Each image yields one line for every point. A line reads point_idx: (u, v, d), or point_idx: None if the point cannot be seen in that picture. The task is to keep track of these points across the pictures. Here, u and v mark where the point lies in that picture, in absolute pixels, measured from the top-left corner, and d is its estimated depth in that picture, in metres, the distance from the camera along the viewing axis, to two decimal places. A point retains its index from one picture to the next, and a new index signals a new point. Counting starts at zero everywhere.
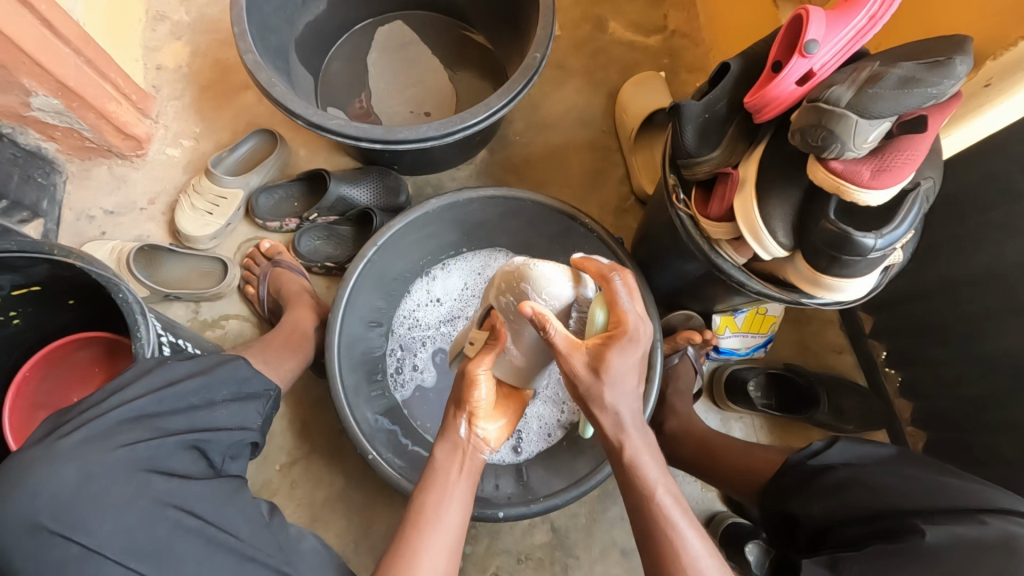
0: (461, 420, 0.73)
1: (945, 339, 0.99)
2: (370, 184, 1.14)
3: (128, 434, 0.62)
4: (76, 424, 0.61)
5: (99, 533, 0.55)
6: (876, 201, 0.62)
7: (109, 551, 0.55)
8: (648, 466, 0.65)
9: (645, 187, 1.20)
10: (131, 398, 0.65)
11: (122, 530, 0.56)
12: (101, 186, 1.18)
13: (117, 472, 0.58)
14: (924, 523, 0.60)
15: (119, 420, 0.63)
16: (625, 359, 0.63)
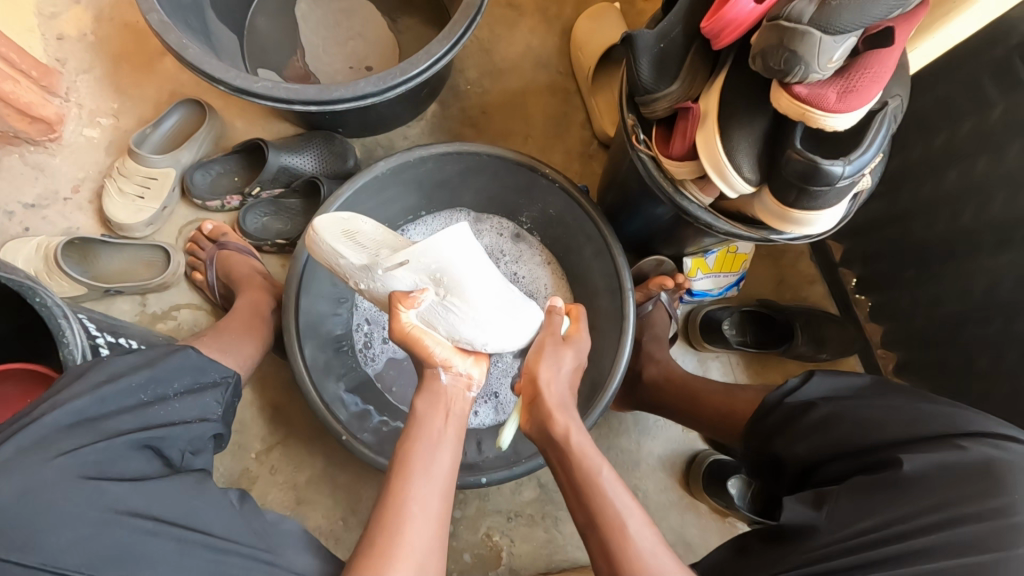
0: (439, 368, 0.68)
1: (913, 260, 0.99)
2: (313, 151, 1.06)
3: (68, 441, 0.56)
4: (5, 434, 0.54)
5: (46, 548, 0.50)
6: (843, 125, 0.59)
7: (63, 564, 0.50)
8: (588, 448, 0.65)
9: (607, 129, 1.15)
10: (68, 400, 0.59)
11: (80, 540, 0.51)
12: (17, 177, 1.07)
13: (58, 481, 0.52)
14: (904, 455, 0.63)
15: (57, 426, 0.56)
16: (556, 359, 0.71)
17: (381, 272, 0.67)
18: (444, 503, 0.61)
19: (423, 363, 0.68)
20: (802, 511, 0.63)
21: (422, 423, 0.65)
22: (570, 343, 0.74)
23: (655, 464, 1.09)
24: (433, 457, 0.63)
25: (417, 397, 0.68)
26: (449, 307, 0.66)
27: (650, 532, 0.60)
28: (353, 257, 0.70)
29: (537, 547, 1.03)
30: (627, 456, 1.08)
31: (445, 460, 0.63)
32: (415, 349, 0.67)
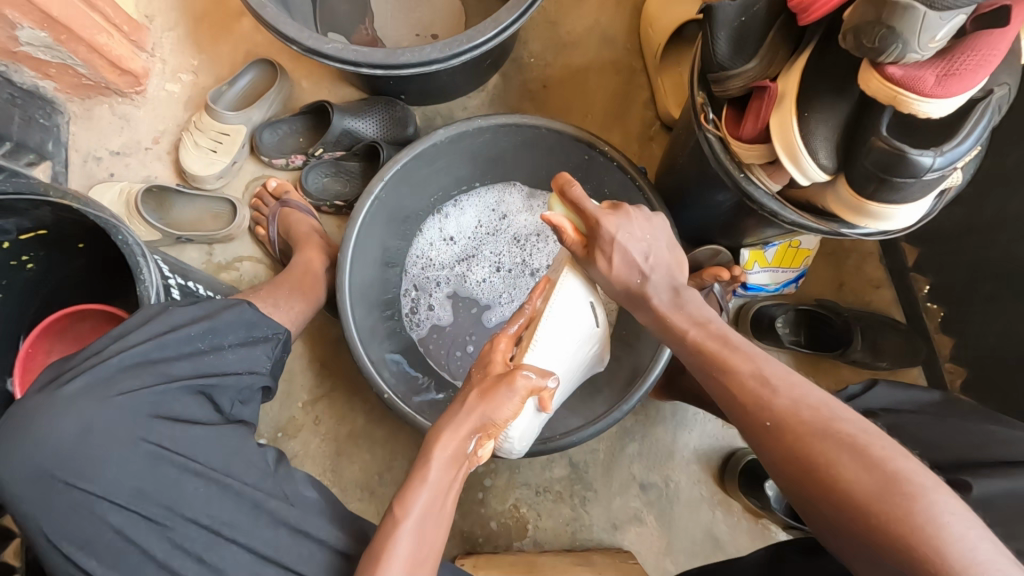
0: (473, 435, 0.64)
1: (999, 271, 0.91)
2: (376, 116, 1.08)
3: (131, 381, 0.60)
4: (76, 371, 0.60)
5: (105, 477, 0.57)
6: (938, 112, 0.54)
7: (117, 493, 0.57)
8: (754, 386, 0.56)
9: (671, 111, 1.11)
10: (134, 343, 0.62)
11: (129, 474, 0.57)
12: (105, 126, 1.14)
13: (117, 418, 0.58)
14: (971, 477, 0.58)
15: (121, 366, 0.61)
16: (634, 228, 0.67)
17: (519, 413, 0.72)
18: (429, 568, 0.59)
19: (478, 425, 0.63)
20: None
21: (426, 469, 0.61)
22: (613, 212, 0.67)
23: (689, 457, 1.07)
24: (419, 539, 0.58)
25: (435, 447, 0.61)
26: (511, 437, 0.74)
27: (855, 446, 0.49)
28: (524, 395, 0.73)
29: (561, 524, 1.04)
30: (662, 446, 1.07)
31: (433, 536, 0.60)
32: (491, 404, 0.63)
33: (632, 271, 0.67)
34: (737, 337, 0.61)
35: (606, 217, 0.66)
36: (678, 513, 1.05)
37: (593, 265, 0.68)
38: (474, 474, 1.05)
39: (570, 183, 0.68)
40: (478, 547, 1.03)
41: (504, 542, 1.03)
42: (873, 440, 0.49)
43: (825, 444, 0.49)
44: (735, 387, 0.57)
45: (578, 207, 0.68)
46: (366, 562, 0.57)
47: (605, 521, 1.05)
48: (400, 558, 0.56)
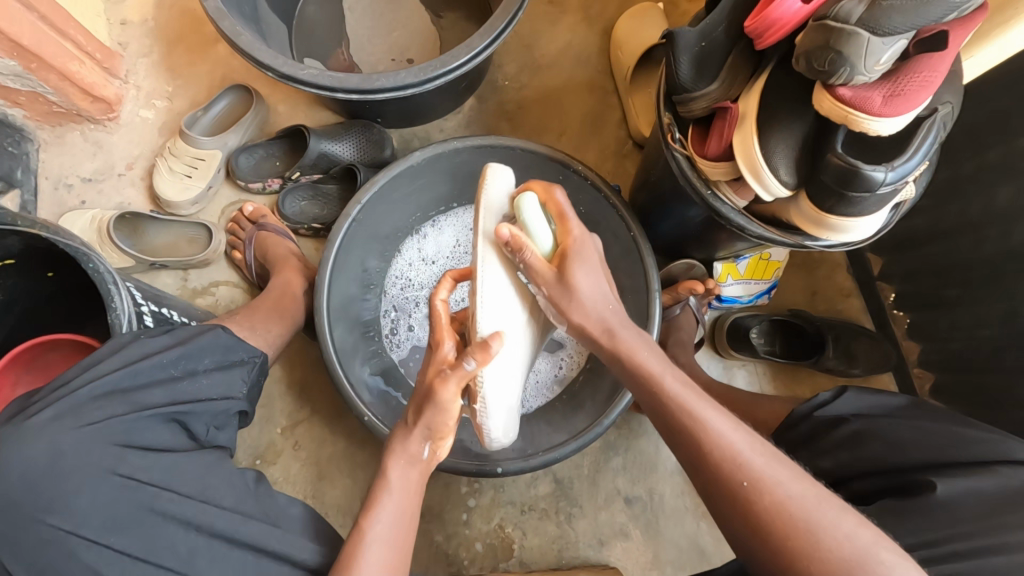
0: (426, 440, 0.63)
1: (958, 278, 0.95)
2: (352, 139, 1.09)
3: (100, 411, 0.59)
4: (43, 403, 0.58)
5: (74, 513, 0.54)
6: (888, 130, 0.57)
7: (86, 528, 0.54)
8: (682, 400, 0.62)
9: (642, 129, 1.14)
10: (104, 373, 0.61)
11: (100, 507, 0.55)
12: (77, 153, 1.13)
13: (84, 451, 0.56)
14: (936, 477, 0.61)
15: (90, 396, 0.59)
16: (594, 269, 0.66)
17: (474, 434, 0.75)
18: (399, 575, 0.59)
19: (428, 428, 0.62)
20: None
21: (389, 479, 0.62)
22: (575, 263, 0.64)
23: (672, 469, 1.07)
24: (385, 542, 0.59)
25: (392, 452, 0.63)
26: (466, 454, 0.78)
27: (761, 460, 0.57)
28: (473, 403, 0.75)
29: (547, 542, 1.04)
30: (645, 459, 1.08)
31: (399, 540, 0.60)
32: (432, 412, 0.61)
33: (597, 293, 0.65)
34: (725, 424, 0.59)
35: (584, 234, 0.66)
36: (664, 526, 1.05)
37: (566, 281, 0.64)
38: (459, 494, 1.04)
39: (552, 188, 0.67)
40: (464, 569, 1.02)
41: (490, 562, 1.02)
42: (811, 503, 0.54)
43: (785, 532, 0.53)
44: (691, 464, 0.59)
45: (559, 217, 0.66)
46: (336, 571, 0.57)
47: (591, 537, 1.04)
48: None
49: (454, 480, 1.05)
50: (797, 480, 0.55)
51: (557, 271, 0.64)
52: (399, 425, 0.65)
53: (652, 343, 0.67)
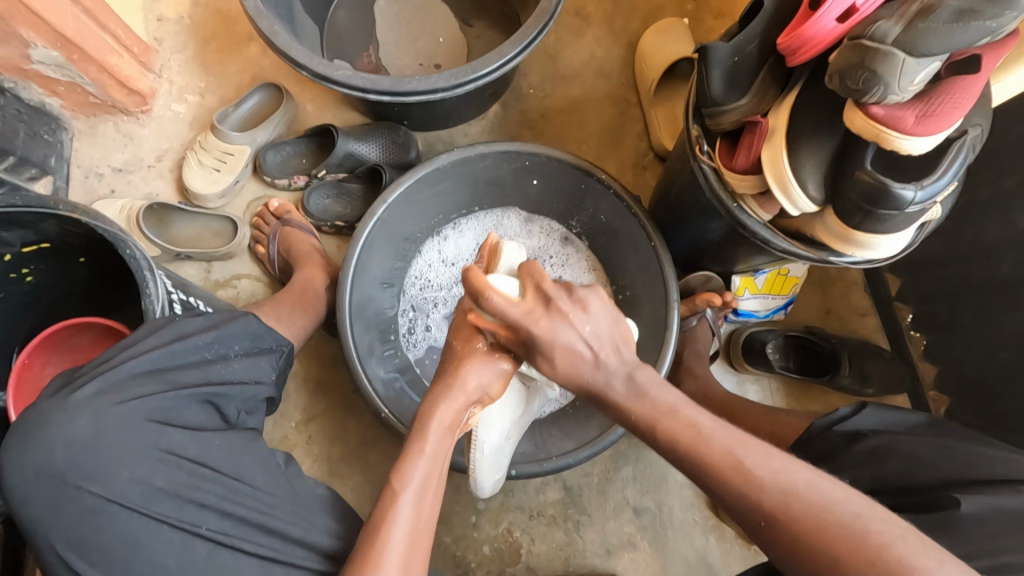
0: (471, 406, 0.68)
1: (977, 300, 0.95)
2: (379, 140, 1.11)
3: (140, 387, 0.61)
4: (88, 377, 0.61)
5: (114, 482, 0.57)
6: (919, 149, 0.58)
7: (125, 498, 0.57)
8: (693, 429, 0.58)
9: (664, 141, 1.15)
10: (142, 351, 0.63)
11: (138, 479, 0.57)
12: (109, 143, 1.16)
13: (126, 424, 0.59)
14: (960, 495, 0.60)
15: (132, 373, 0.62)
16: (575, 330, 0.62)
17: (495, 464, 0.79)
18: (428, 540, 0.60)
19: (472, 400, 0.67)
20: None
21: (426, 441, 0.63)
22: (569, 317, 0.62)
23: (682, 481, 1.07)
24: (418, 501, 0.60)
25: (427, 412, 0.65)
26: (488, 480, 0.82)
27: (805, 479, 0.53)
28: (497, 438, 0.77)
29: (555, 549, 1.04)
30: (655, 469, 1.08)
31: (428, 504, 0.61)
32: (478, 372, 0.67)
33: (577, 368, 0.63)
34: (709, 424, 0.58)
35: (543, 329, 0.62)
36: (672, 538, 1.05)
37: (539, 368, 0.65)
38: (469, 496, 1.05)
39: (486, 292, 0.63)
40: (471, 572, 1.01)
41: (497, 566, 1.02)
42: (870, 522, 0.49)
43: (843, 556, 0.48)
44: (722, 479, 0.55)
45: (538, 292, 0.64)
46: (367, 533, 0.58)
47: (599, 546, 1.04)
48: (401, 527, 0.58)
49: (464, 482, 1.05)
50: (769, 464, 0.54)
51: (529, 361, 0.66)
52: (445, 377, 0.67)
53: (657, 389, 0.62)
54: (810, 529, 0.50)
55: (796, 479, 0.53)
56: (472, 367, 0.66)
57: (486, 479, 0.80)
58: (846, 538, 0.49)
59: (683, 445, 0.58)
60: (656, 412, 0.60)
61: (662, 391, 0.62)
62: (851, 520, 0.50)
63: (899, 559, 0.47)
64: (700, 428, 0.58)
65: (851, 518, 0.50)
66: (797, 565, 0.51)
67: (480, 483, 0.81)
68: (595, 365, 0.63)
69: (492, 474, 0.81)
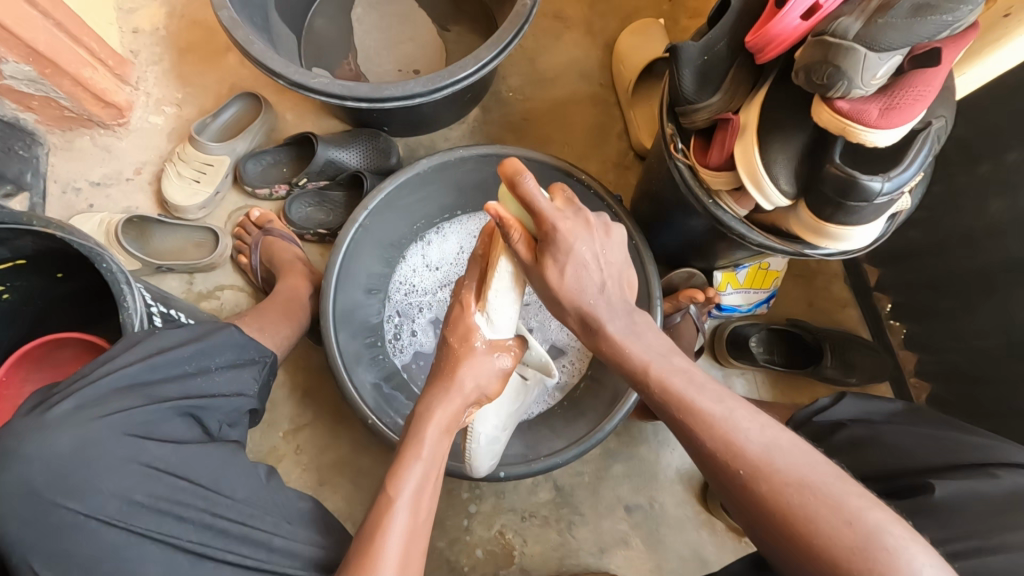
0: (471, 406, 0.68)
1: (952, 287, 0.97)
2: (359, 147, 1.11)
3: (119, 402, 0.60)
4: (64, 393, 0.60)
5: (93, 499, 0.56)
6: (884, 141, 0.59)
7: (105, 513, 0.56)
8: (680, 381, 0.59)
9: (643, 141, 1.17)
10: (122, 366, 0.63)
11: (117, 494, 0.57)
12: (86, 157, 1.15)
13: (104, 439, 0.58)
14: (938, 480, 0.61)
15: (111, 387, 0.61)
16: (592, 245, 0.62)
17: (490, 450, 0.79)
18: (423, 542, 0.61)
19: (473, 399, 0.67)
20: None
21: (424, 437, 0.63)
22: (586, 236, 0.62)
23: (673, 477, 1.08)
24: (415, 501, 0.61)
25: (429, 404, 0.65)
26: (482, 466, 0.81)
27: (787, 442, 0.54)
28: (493, 425, 0.77)
29: (548, 549, 1.04)
30: (645, 466, 1.08)
31: (425, 509, 0.62)
32: (473, 369, 0.66)
33: (583, 286, 0.63)
34: (701, 375, 0.60)
35: (566, 228, 0.60)
36: (664, 534, 1.06)
37: (543, 276, 0.63)
38: (460, 500, 1.05)
39: (522, 174, 0.58)
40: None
41: (491, 569, 1.02)
42: (846, 487, 0.50)
43: (815, 513, 0.49)
44: (702, 429, 0.56)
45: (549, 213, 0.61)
46: (363, 537, 0.58)
47: (592, 544, 1.04)
48: (397, 533, 0.58)
49: (455, 486, 1.05)
50: (755, 421, 0.55)
51: (533, 259, 0.63)
52: (444, 373, 0.66)
53: (654, 342, 0.63)
54: (791, 489, 0.50)
55: (780, 437, 0.54)
56: (472, 359, 0.66)
57: (481, 464, 0.79)
58: (824, 496, 0.49)
59: (673, 397, 0.58)
60: (650, 355, 0.62)
61: (658, 340, 0.64)
62: (830, 482, 0.51)
63: (875, 526, 0.48)
64: (693, 377, 0.60)
65: (831, 482, 0.51)
66: (767, 522, 0.52)
67: (475, 470, 0.81)
68: (602, 293, 0.63)
69: (486, 462, 0.80)
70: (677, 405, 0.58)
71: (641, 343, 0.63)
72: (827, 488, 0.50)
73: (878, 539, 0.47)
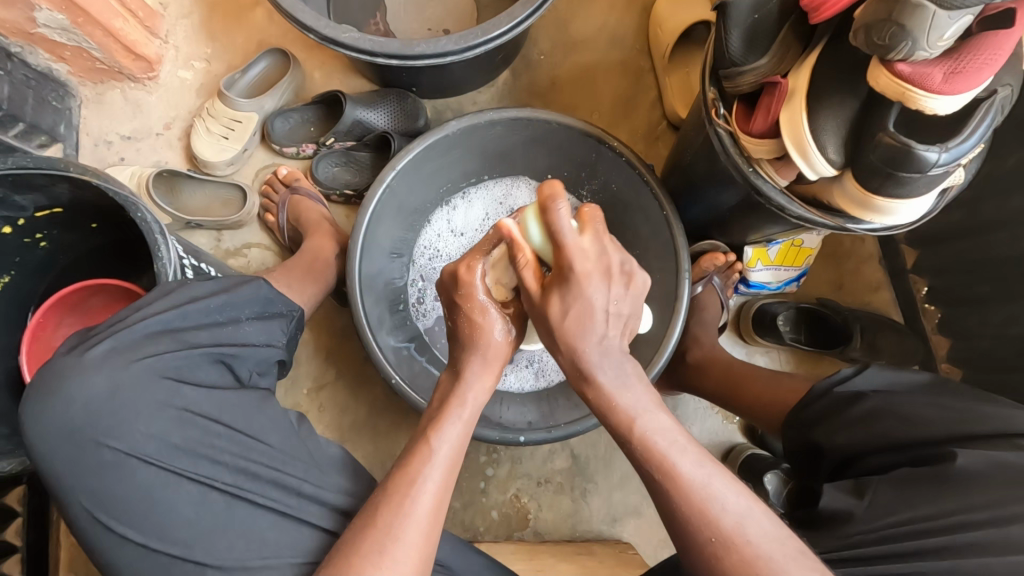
0: (484, 324, 0.65)
1: (995, 272, 0.93)
2: (387, 108, 1.09)
3: (153, 346, 0.62)
4: (102, 336, 0.62)
5: (132, 437, 0.58)
6: (944, 109, 0.56)
7: (142, 452, 0.58)
8: (661, 439, 0.60)
9: (677, 109, 1.13)
10: (156, 313, 0.64)
11: (155, 435, 0.59)
12: (117, 111, 1.15)
13: (142, 380, 0.60)
14: (956, 448, 0.60)
15: (144, 332, 0.62)
16: (604, 296, 0.60)
17: None
18: (433, 529, 0.58)
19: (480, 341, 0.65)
20: (843, 499, 0.62)
21: (464, 394, 0.64)
22: (597, 278, 0.60)
23: None
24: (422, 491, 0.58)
25: (468, 364, 0.65)
26: None
27: (759, 513, 0.56)
28: None
29: (562, 515, 1.05)
30: None
31: (429, 497, 0.58)
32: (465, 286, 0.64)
33: (585, 331, 0.60)
34: (685, 438, 0.60)
35: (582, 273, 0.59)
36: None
37: (547, 312, 0.61)
38: (477, 464, 1.06)
39: (557, 201, 0.58)
40: (479, 536, 1.04)
41: (505, 531, 1.04)
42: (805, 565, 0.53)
43: None
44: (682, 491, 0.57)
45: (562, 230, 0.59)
46: (379, 505, 0.58)
47: (604, 513, 1.06)
48: (418, 509, 0.57)
49: (473, 450, 1.07)
50: (734, 492, 0.57)
51: (540, 298, 0.62)
52: (469, 340, 0.65)
53: (642, 394, 0.62)
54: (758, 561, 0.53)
55: (754, 511, 0.56)
56: (486, 326, 0.65)
57: None
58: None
59: (657, 456, 0.59)
60: (637, 409, 0.61)
61: (647, 392, 0.63)
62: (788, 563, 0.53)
63: None
64: (676, 437, 0.60)
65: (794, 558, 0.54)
66: None
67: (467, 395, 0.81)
68: (601, 339, 0.61)
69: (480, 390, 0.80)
70: (654, 460, 0.59)
71: (633, 397, 0.62)
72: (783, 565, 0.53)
73: None
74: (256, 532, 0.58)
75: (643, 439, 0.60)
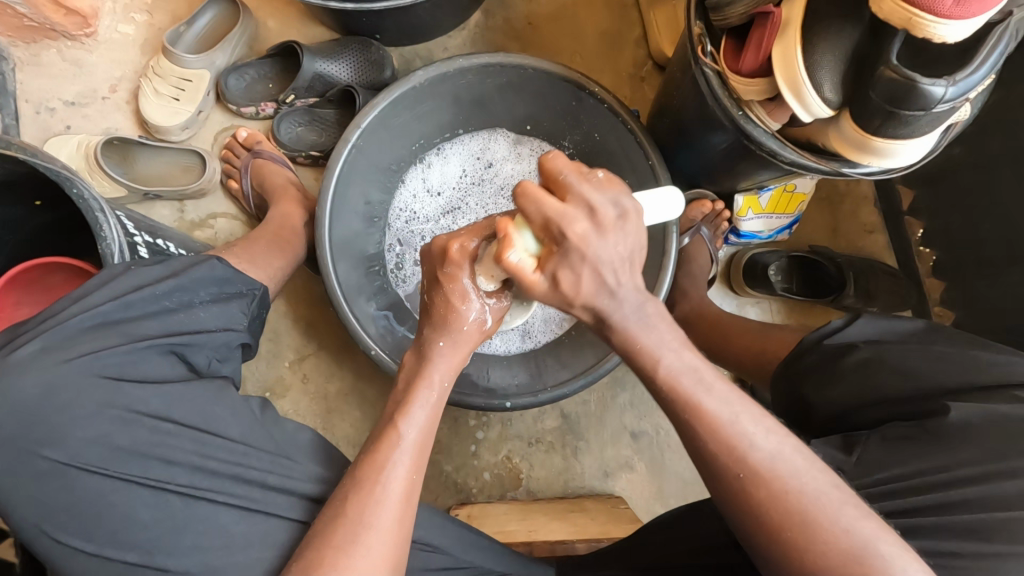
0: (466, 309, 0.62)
1: (995, 210, 0.90)
2: (349, 59, 1.01)
3: (88, 343, 0.58)
4: (30, 336, 0.58)
5: (69, 444, 0.56)
6: (954, 36, 0.50)
7: (82, 461, 0.56)
8: (685, 376, 0.55)
9: (663, 48, 1.05)
10: (94, 305, 0.60)
11: (95, 439, 0.56)
12: (56, 74, 1.06)
13: (77, 382, 0.57)
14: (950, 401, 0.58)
15: (80, 328, 0.59)
16: (608, 247, 0.55)
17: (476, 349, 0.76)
18: (408, 513, 0.57)
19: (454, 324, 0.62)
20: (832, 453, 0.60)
21: (431, 375, 0.61)
22: (601, 230, 0.55)
23: None
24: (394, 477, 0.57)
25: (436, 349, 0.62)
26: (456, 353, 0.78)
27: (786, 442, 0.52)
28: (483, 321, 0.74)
29: (554, 473, 1.06)
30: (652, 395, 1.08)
31: (402, 481, 0.57)
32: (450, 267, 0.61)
33: (597, 287, 0.56)
34: (710, 372, 0.56)
35: (577, 236, 0.54)
36: (668, 459, 1.07)
37: (558, 288, 0.57)
38: (468, 427, 1.06)
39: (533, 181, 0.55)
40: (472, 497, 1.04)
41: (498, 491, 1.05)
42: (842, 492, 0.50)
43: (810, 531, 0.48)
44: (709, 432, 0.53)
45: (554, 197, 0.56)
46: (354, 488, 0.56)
47: (596, 469, 1.06)
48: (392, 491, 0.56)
49: (462, 414, 1.06)
50: (760, 425, 0.53)
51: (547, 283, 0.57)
52: (443, 324, 0.62)
53: (667, 331, 0.58)
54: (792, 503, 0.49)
55: (785, 444, 0.51)
56: (466, 311, 0.62)
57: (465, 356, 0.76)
58: (822, 508, 0.48)
59: (681, 392, 0.55)
60: (662, 350, 0.57)
61: (669, 329, 0.58)
62: (821, 497, 0.49)
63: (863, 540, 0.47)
64: (704, 375, 0.56)
65: (828, 488, 0.50)
66: (759, 534, 0.51)
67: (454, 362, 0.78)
68: (620, 288, 0.57)
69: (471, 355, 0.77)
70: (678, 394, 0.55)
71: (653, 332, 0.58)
72: (814, 496, 0.49)
73: (873, 548, 0.47)
74: (224, 526, 0.57)
75: (669, 378, 0.56)
